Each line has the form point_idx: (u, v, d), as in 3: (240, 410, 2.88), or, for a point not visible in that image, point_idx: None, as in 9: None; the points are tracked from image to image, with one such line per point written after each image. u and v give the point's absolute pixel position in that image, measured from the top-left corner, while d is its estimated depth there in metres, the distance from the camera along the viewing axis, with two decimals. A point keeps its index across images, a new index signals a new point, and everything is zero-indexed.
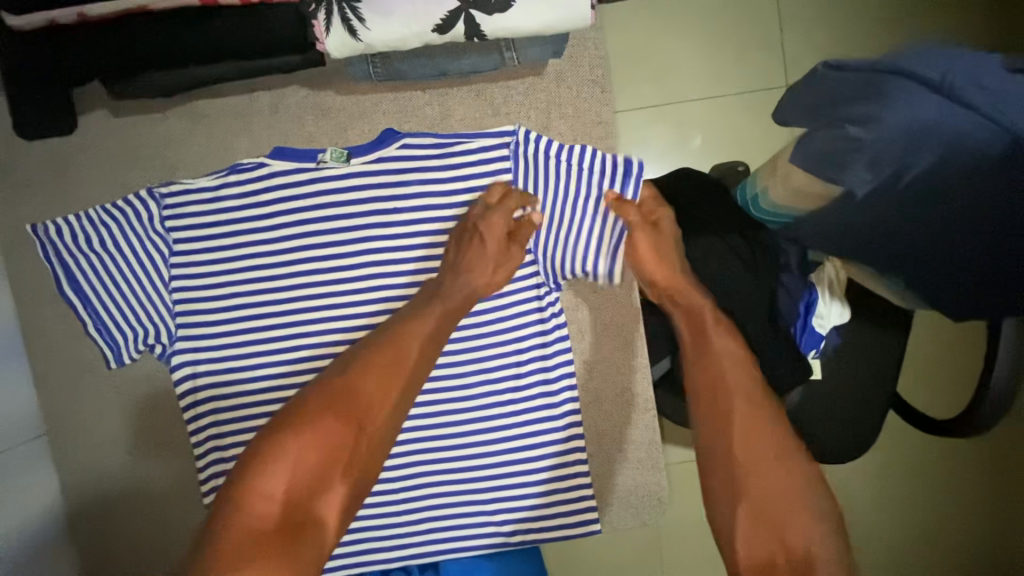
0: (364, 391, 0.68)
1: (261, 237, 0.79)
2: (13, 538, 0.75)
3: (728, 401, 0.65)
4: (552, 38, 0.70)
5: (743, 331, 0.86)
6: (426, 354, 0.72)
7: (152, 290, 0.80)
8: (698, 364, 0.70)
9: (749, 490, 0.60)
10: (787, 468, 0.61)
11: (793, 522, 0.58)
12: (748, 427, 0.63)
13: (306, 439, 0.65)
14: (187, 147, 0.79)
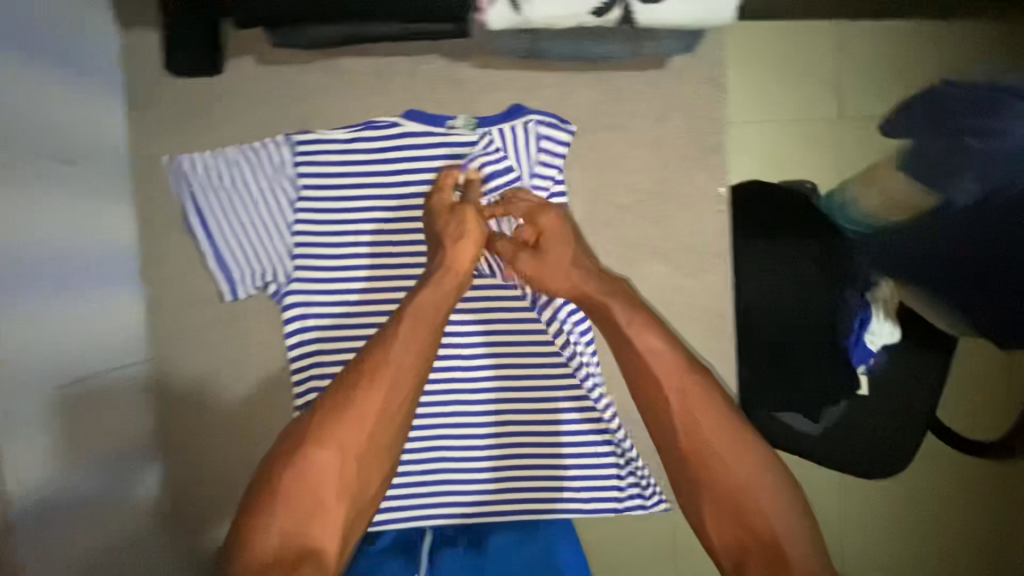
0: (325, 418, 0.62)
1: (386, 192, 0.82)
2: (118, 450, 0.78)
3: (682, 434, 0.61)
4: (688, 33, 0.75)
5: (809, 343, 0.82)
6: (388, 375, 0.64)
7: (271, 230, 0.82)
8: (640, 391, 0.65)
9: (723, 509, 0.59)
10: (750, 476, 0.60)
11: (755, 513, 0.59)
12: (700, 450, 0.61)
13: (270, 483, 0.60)
14: (327, 101, 0.84)
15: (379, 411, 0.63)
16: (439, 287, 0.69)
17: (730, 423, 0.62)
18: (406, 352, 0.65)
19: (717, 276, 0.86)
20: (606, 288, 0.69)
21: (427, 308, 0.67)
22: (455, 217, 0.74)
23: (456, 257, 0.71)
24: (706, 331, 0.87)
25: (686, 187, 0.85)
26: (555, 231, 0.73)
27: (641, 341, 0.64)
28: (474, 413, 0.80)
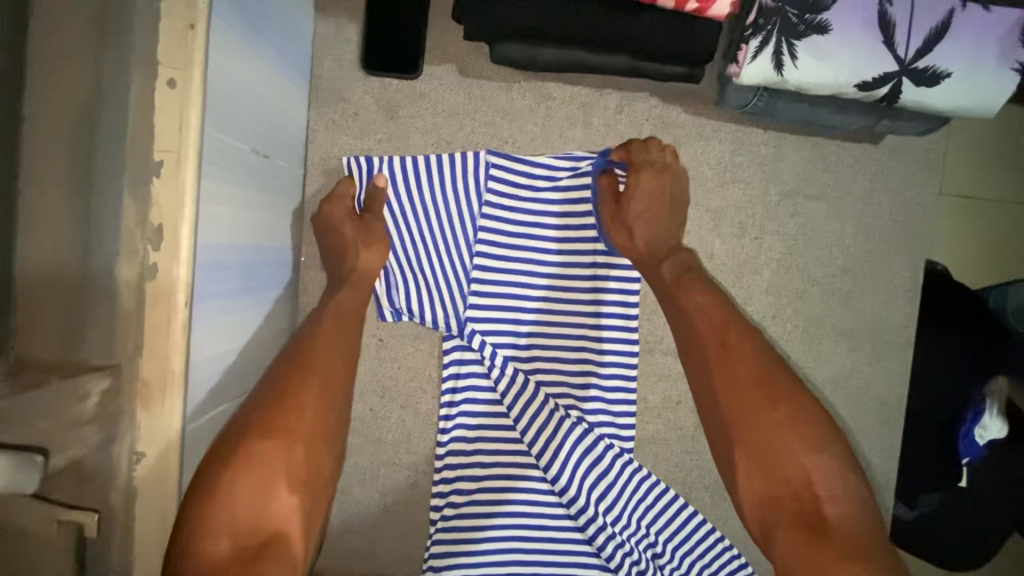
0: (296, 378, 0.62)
1: (568, 233, 0.79)
2: None
3: (724, 381, 0.60)
4: (933, 119, 0.71)
5: None
6: (339, 363, 0.66)
7: (447, 253, 0.78)
8: (682, 333, 0.66)
9: (756, 458, 0.57)
10: (800, 428, 0.57)
11: (798, 459, 0.56)
12: (746, 400, 0.59)
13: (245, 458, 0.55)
14: (522, 123, 0.78)
15: (330, 393, 0.64)
16: (359, 286, 0.72)
17: (776, 373, 0.60)
18: (335, 348, 0.66)
19: (895, 365, 0.82)
20: (675, 262, 0.70)
21: (355, 302, 0.71)
22: (362, 230, 0.72)
23: (365, 261, 0.72)
24: (875, 420, 0.83)
25: (877, 270, 0.82)
26: (654, 190, 0.71)
27: (692, 299, 0.66)
28: (486, 450, 0.80)
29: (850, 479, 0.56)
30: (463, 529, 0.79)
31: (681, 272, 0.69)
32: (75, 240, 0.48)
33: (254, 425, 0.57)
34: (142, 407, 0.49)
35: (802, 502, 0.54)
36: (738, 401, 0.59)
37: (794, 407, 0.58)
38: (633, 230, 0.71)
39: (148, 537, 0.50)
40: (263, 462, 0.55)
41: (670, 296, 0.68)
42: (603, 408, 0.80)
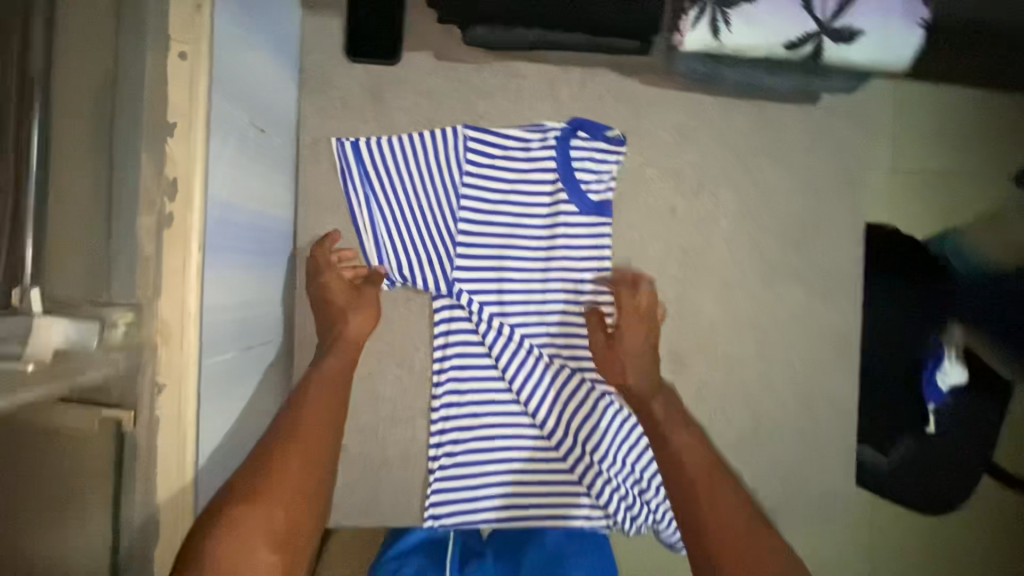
0: (274, 461, 0.67)
1: (542, 197, 0.86)
2: (258, 425, 0.75)
3: (671, 473, 0.75)
4: (857, 77, 0.81)
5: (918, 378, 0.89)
6: (322, 442, 0.73)
7: (433, 220, 0.84)
8: (674, 482, 0.74)
9: (731, 560, 0.66)
10: (742, 531, 0.69)
11: (754, 554, 0.66)
12: (690, 480, 0.73)
13: (228, 524, 0.59)
14: (495, 100, 0.86)
15: (312, 463, 0.70)
16: (346, 355, 0.79)
17: (715, 474, 0.74)
18: (316, 435, 0.72)
19: (847, 303, 0.90)
20: (662, 399, 0.80)
21: (341, 374, 0.78)
22: (353, 297, 0.81)
23: (353, 327, 0.80)
24: (835, 355, 0.90)
25: (825, 216, 0.89)
26: (637, 334, 0.83)
27: (670, 441, 0.77)
28: (480, 401, 0.86)
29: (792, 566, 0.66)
30: (459, 475, 0.85)
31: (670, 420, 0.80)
32: (99, 193, 0.54)
33: (236, 493, 0.62)
34: (160, 340, 0.55)
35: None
36: (707, 522, 0.69)
37: (750, 521, 0.70)
38: (628, 374, 0.81)
39: (170, 458, 0.56)
40: (241, 534, 0.59)
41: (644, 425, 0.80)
42: (583, 356, 0.87)
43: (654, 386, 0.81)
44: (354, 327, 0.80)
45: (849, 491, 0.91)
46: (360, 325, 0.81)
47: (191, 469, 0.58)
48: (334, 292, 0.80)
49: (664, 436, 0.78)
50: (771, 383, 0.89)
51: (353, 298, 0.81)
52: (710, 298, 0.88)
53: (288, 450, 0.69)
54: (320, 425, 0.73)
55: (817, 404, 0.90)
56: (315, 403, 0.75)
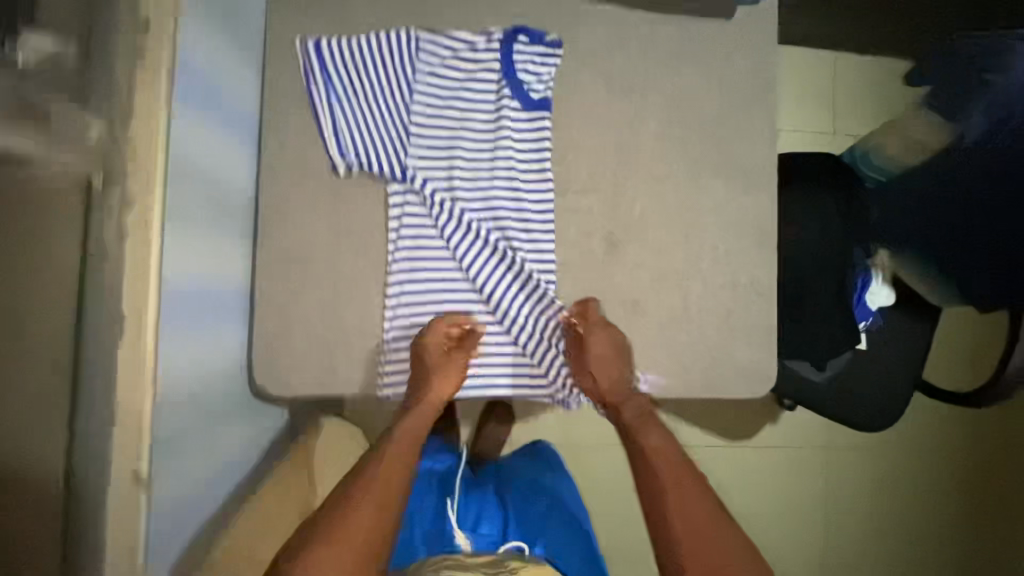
0: (358, 492, 0.79)
1: (487, 96, 0.96)
2: (218, 284, 0.82)
3: (643, 483, 0.85)
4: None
5: (808, 281, 1.19)
6: (400, 485, 0.81)
7: (387, 112, 0.93)
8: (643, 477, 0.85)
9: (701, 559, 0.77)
10: (684, 505, 0.81)
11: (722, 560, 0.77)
12: (653, 483, 0.83)
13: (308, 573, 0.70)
14: (445, 8, 0.95)
15: (387, 510, 0.78)
16: (422, 417, 0.89)
17: (677, 464, 0.85)
18: (397, 464, 0.83)
19: (766, 195, 0.99)
20: (634, 407, 0.92)
21: (420, 430, 0.89)
22: (444, 358, 0.91)
23: (436, 389, 0.90)
24: (755, 240, 0.99)
25: (745, 116, 0.99)
26: (608, 344, 0.92)
27: (648, 440, 0.88)
28: (432, 279, 0.94)
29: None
30: (412, 346, 0.93)
31: (647, 423, 0.91)
32: None
33: (323, 532, 0.74)
34: (129, 152, 0.63)
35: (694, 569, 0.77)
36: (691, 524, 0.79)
37: (732, 544, 0.79)
38: (594, 374, 0.93)
39: (137, 259, 0.63)
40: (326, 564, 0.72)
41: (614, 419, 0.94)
42: (524, 239, 0.95)
43: (633, 394, 0.94)
44: (440, 390, 0.90)
45: (773, 367, 0.98)
46: (444, 389, 0.91)
47: (156, 279, 0.64)
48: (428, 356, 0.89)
49: (641, 434, 0.89)
50: (698, 265, 0.98)
51: (445, 361, 0.91)
52: (641, 189, 0.97)
53: (370, 496, 0.78)
54: (399, 466, 0.83)
55: (740, 286, 0.98)
56: (399, 454, 0.85)
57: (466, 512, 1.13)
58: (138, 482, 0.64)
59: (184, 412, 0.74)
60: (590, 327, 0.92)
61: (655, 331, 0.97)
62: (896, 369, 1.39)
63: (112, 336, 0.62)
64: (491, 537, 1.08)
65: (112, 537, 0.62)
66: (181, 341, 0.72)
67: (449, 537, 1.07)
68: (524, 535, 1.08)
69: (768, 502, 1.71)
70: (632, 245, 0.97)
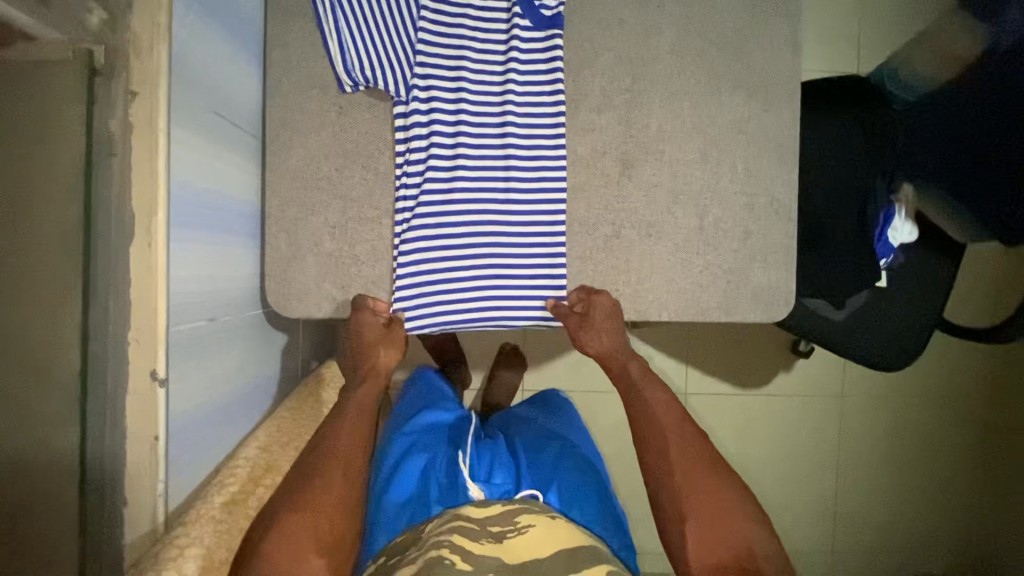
0: (323, 468, 0.76)
1: (496, 13, 0.93)
2: (228, 199, 0.82)
3: (643, 433, 0.90)
4: None
5: (829, 211, 1.16)
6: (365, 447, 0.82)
7: (393, 27, 0.90)
8: (649, 451, 0.89)
9: (704, 526, 0.80)
10: (687, 460, 0.86)
11: (736, 527, 0.80)
12: (657, 436, 0.89)
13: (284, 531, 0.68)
14: None
15: (359, 468, 0.79)
16: (379, 379, 0.92)
17: (675, 424, 0.90)
18: (353, 443, 0.81)
19: (785, 110, 0.95)
20: (640, 366, 0.97)
21: (376, 391, 0.91)
22: (384, 332, 0.91)
23: (377, 359, 0.92)
24: (774, 158, 0.96)
25: (767, 26, 0.94)
26: (609, 314, 0.92)
27: (656, 403, 0.92)
28: (443, 201, 0.93)
29: (757, 523, 0.81)
30: (424, 270, 0.93)
31: (650, 381, 0.95)
32: None
33: (298, 496, 0.73)
34: (133, 47, 0.62)
35: (691, 508, 0.82)
36: (698, 491, 0.83)
37: (735, 507, 0.82)
38: (595, 341, 0.93)
39: (141, 158, 0.62)
40: (306, 528, 0.70)
41: (617, 382, 0.98)
42: (534, 161, 0.94)
43: (630, 355, 0.97)
44: (385, 357, 0.92)
45: (790, 288, 0.96)
46: (394, 353, 0.92)
47: (163, 183, 0.64)
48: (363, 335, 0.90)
49: (643, 393, 0.94)
50: (714, 185, 0.95)
51: (383, 335, 0.91)
52: (656, 106, 0.94)
53: (338, 460, 0.78)
54: (363, 424, 0.85)
55: (758, 206, 0.96)
56: (360, 415, 0.86)
57: (478, 461, 1.03)
58: (155, 378, 0.64)
59: (200, 320, 0.73)
60: (593, 304, 0.92)
61: (671, 252, 0.95)
62: (914, 308, 1.36)
63: (125, 231, 0.63)
64: (506, 487, 0.98)
65: (133, 429, 0.63)
66: (193, 249, 0.71)
67: (463, 491, 0.96)
68: (537, 483, 0.99)
69: (780, 446, 1.70)
70: (644, 164, 0.94)
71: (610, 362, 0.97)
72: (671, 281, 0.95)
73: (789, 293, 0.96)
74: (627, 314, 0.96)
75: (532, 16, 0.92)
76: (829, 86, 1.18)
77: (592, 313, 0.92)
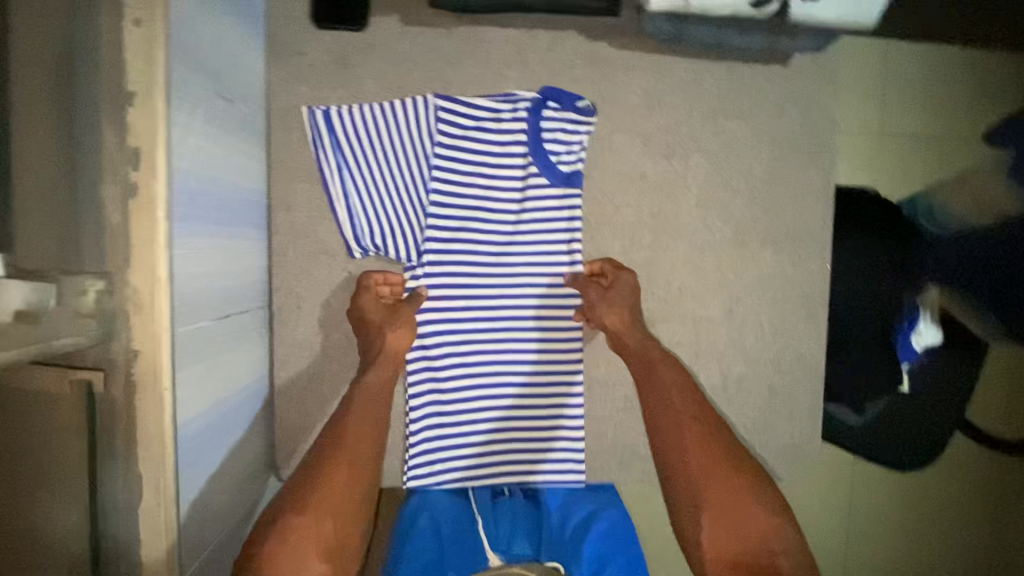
0: (326, 463, 0.74)
1: (510, 168, 0.88)
2: (238, 389, 0.79)
3: (653, 406, 0.82)
4: (823, 34, 0.80)
5: (854, 335, 1.12)
6: (370, 434, 0.80)
7: (403, 191, 0.86)
8: (657, 431, 0.80)
9: (719, 520, 0.71)
10: (705, 455, 0.76)
11: (746, 523, 0.70)
12: (670, 420, 0.80)
13: (274, 539, 0.66)
14: (464, 68, 0.87)
15: (358, 472, 0.76)
16: (385, 369, 0.83)
17: (691, 410, 0.80)
18: (353, 441, 0.78)
19: (816, 262, 0.91)
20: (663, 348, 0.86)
21: (383, 385, 0.83)
22: (391, 314, 0.85)
23: (389, 341, 0.83)
24: (802, 311, 0.91)
25: (797, 176, 0.90)
26: (631, 287, 0.87)
27: (667, 377, 0.83)
28: (454, 364, 0.90)
29: (781, 518, 0.71)
30: (436, 433, 0.91)
31: (665, 360, 0.84)
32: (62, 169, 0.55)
33: (287, 508, 0.69)
34: (131, 305, 0.57)
35: (708, 506, 0.72)
36: (710, 471, 0.74)
37: (740, 490, 0.73)
38: (614, 312, 0.86)
39: (151, 420, 0.58)
40: (290, 543, 0.66)
41: (631, 361, 0.86)
42: (549, 321, 0.90)
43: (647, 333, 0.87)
44: (393, 342, 0.84)
45: (815, 446, 0.93)
46: (406, 335, 0.84)
47: (172, 440, 0.60)
48: (375, 311, 0.86)
49: (656, 374, 0.83)
50: (740, 342, 0.91)
51: (391, 314, 0.85)
52: (679, 261, 0.90)
53: (337, 457, 0.75)
54: (363, 422, 0.80)
55: (785, 362, 0.92)
56: (364, 393, 0.82)
57: (494, 523, 0.84)
58: None
59: (211, 543, 0.70)
60: (615, 276, 0.87)
61: None
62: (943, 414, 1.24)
63: (132, 495, 0.59)
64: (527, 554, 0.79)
65: None
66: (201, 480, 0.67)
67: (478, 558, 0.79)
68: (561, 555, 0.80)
69: None
70: (667, 324, 0.91)
71: (624, 338, 0.86)
72: None
73: (814, 451, 0.93)
74: (646, 473, 0.95)
75: (549, 173, 0.88)
76: (863, 199, 1.09)
77: (615, 282, 0.87)
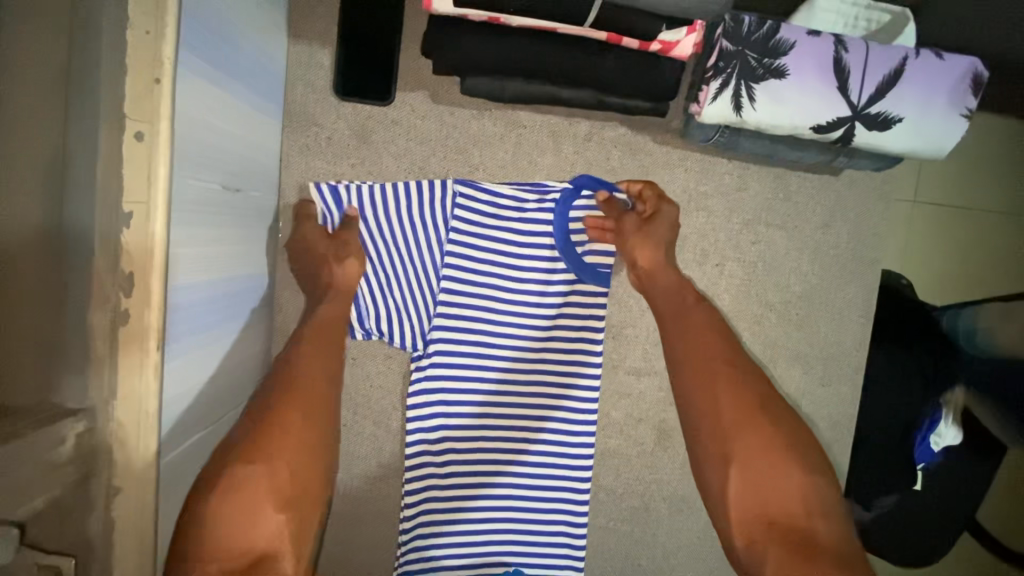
0: (283, 401, 0.60)
1: (533, 262, 0.83)
2: None
3: (675, 348, 0.66)
4: (886, 158, 0.74)
5: None
6: (334, 361, 0.69)
7: (415, 278, 0.81)
8: (680, 371, 0.64)
9: (748, 472, 0.54)
10: (733, 390, 0.59)
11: (778, 468, 0.53)
12: (694, 353, 0.64)
13: (231, 485, 0.53)
14: (492, 152, 0.82)
15: (318, 411, 0.62)
16: (337, 302, 0.74)
17: (717, 343, 0.65)
18: (314, 372, 0.65)
19: (846, 385, 0.87)
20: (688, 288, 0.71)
21: (336, 318, 0.72)
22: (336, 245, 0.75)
23: (340, 273, 0.74)
24: (825, 435, 0.87)
25: (837, 293, 0.85)
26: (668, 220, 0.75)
27: (691, 317, 0.68)
28: (445, 463, 0.85)
29: (823, 479, 0.54)
30: (431, 535, 0.85)
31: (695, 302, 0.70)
32: (48, 302, 0.49)
33: (237, 451, 0.56)
34: (116, 440, 0.52)
35: (737, 450, 0.56)
36: (739, 409, 0.58)
37: (773, 427, 0.56)
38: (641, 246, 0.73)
39: (127, 567, 0.53)
40: (243, 488, 0.53)
41: (659, 308, 0.71)
42: (560, 424, 0.86)
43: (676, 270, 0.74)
44: (343, 272, 0.74)
45: None
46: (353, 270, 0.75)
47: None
48: (319, 239, 0.76)
49: (682, 314, 0.69)
50: None
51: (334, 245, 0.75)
52: None
53: (294, 389, 0.62)
54: (327, 358, 0.68)
55: None
56: (330, 308, 0.72)
57: None
58: None
59: None
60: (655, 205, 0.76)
61: (700, 530, 0.91)
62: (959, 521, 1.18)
63: None
64: None
65: None
66: None
67: None
68: None
69: None
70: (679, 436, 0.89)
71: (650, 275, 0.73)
72: (691, 552, 0.91)
73: None
74: None
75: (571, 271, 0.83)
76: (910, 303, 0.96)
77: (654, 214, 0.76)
